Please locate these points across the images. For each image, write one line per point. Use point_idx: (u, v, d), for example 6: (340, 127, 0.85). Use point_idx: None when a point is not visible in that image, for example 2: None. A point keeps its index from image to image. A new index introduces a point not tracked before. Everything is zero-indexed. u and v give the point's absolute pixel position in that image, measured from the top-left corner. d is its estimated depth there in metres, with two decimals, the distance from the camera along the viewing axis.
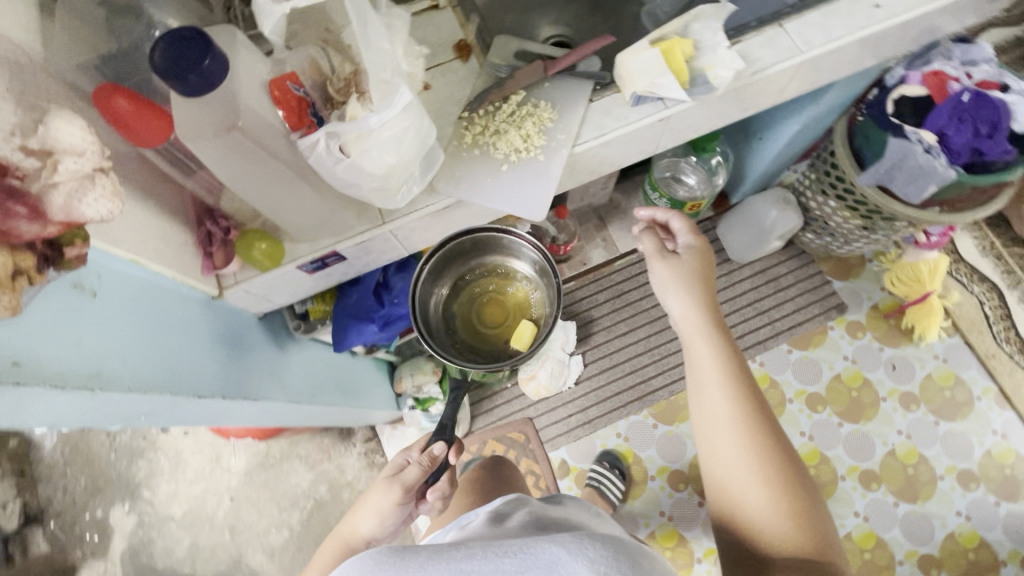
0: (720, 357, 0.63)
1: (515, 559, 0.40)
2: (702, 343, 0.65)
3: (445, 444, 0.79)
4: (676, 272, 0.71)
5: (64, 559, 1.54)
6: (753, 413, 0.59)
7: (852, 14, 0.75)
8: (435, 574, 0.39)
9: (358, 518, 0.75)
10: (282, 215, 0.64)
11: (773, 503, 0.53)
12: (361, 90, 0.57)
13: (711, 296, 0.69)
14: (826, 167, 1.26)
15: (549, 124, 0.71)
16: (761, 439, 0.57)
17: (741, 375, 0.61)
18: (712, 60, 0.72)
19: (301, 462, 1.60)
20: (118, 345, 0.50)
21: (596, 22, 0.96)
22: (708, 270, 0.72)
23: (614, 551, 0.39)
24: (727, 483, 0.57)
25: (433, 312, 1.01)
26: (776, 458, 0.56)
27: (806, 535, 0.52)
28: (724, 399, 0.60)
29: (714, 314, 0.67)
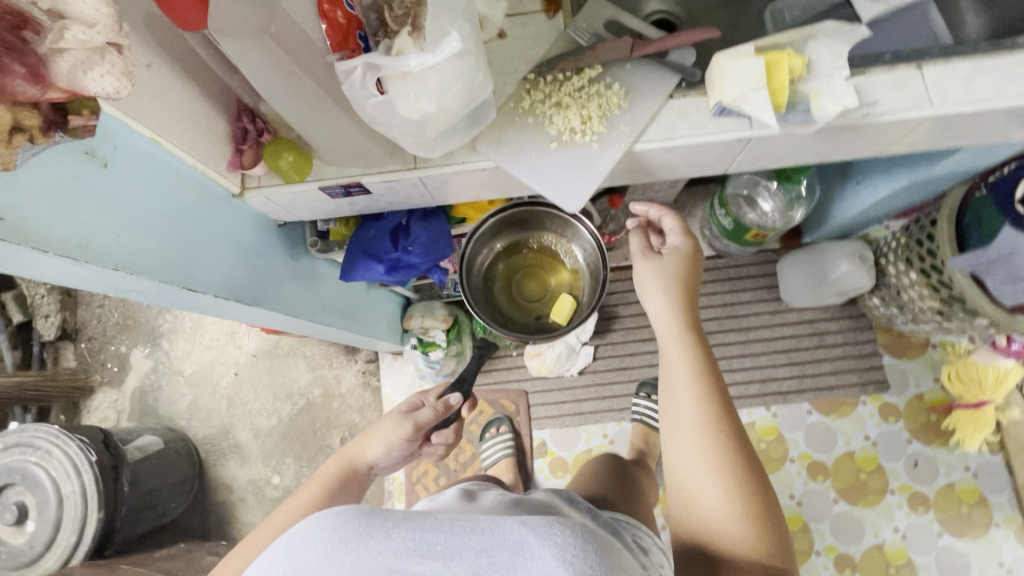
0: (692, 355, 0.61)
1: (481, 536, 0.39)
2: (674, 341, 0.63)
3: (461, 397, 0.84)
4: (658, 270, 0.70)
5: (86, 378, 1.71)
6: (720, 413, 0.57)
7: (1012, 75, 0.63)
8: (397, 543, 0.37)
9: (363, 443, 0.76)
10: (313, 133, 0.61)
11: (732, 508, 0.53)
12: (415, 23, 0.52)
13: (689, 291, 0.68)
14: (920, 234, 1.13)
15: (614, 111, 0.65)
16: (726, 439, 0.56)
17: (710, 374, 0.60)
18: (821, 87, 0.63)
19: (304, 361, 1.67)
20: (118, 222, 0.50)
21: (713, 9, 0.85)
22: (688, 263, 0.71)
23: (586, 542, 0.38)
24: (687, 488, 0.56)
25: (477, 270, 0.98)
26: (740, 461, 0.55)
27: (762, 535, 0.52)
28: (693, 400, 0.58)
29: (690, 312, 0.66)
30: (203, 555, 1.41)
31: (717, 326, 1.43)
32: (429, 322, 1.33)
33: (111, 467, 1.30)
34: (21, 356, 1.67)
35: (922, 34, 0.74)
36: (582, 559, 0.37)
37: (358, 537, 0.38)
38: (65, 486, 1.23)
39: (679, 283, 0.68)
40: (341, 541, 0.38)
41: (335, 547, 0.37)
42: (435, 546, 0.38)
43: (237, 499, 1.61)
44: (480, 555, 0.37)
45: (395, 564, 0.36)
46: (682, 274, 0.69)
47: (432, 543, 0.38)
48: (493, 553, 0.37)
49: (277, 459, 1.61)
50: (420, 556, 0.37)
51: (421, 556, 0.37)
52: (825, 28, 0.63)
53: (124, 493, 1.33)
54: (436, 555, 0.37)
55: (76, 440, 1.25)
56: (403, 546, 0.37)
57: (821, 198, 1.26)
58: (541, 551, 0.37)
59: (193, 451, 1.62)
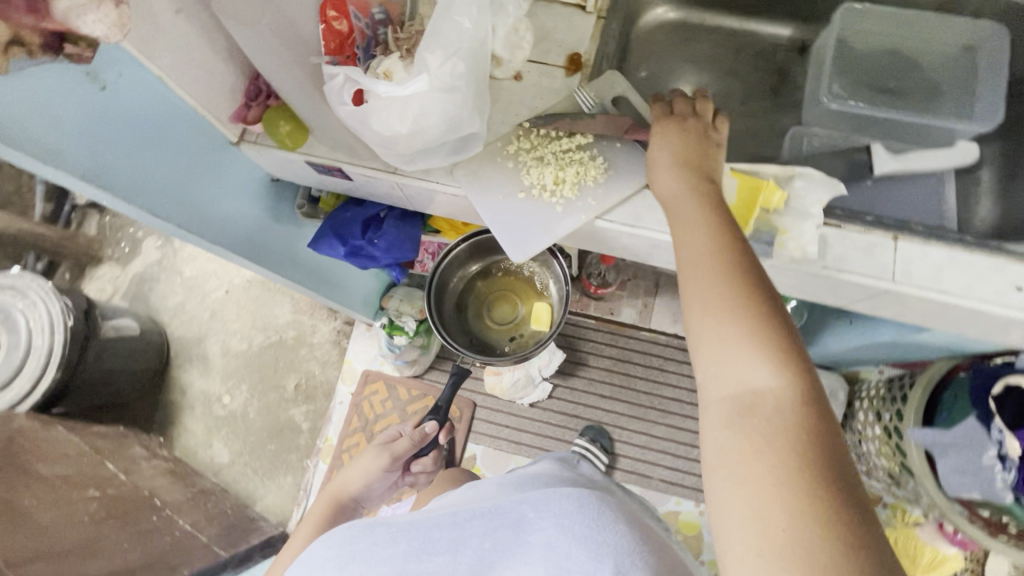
0: (706, 211, 0.50)
1: (483, 523, 0.48)
2: (684, 203, 0.51)
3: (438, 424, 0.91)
4: (666, 134, 0.58)
5: (98, 248, 1.82)
6: (737, 258, 0.45)
7: (983, 278, 0.62)
8: (403, 547, 0.47)
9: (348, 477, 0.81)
10: (308, 113, 0.66)
11: (752, 356, 0.40)
12: (409, 50, 0.58)
13: (704, 159, 0.56)
14: (897, 387, 1.10)
15: (589, 183, 0.68)
16: (744, 284, 0.43)
17: (726, 225, 0.48)
18: (790, 226, 0.63)
19: (290, 301, 1.73)
20: (98, 139, 0.56)
21: (742, 112, 0.86)
22: (708, 133, 0.59)
23: (584, 505, 0.46)
24: (699, 345, 0.43)
25: (449, 295, 1.00)
26: (764, 309, 0.42)
27: (798, 375, 0.40)
28: (703, 248, 0.46)
29: (699, 175, 0.54)
30: (135, 445, 1.49)
31: (676, 407, 1.41)
32: (405, 307, 1.32)
33: (82, 337, 1.38)
34: (51, 209, 1.79)
35: (925, 206, 0.74)
36: (579, 520, 0.44)
37: (364, 551, 0.48)
38: (36, 339, 1.32)
39: (694, 153, 0.56)
40: (349, 557, 0.48)
41: (344, 561, 0.48)
42: (439, 541, 0.47)
43: (186, 405, 1.69)
44: (483, 539, 0.46)
45: (406, 562, 0.46)
46: (693, 142, 0.57)
47: (436, 539, 0.48)
48: (494, 536, 0.46)
49: (234, 381, 1.69)
50: (430, 554, 0.46)
51: (429, 554, 0.46)
52: (807, 170, 0.64)
53: (86, 364, 1.41)
54: (441, 549, 0.47)
55: (60, 302, 1.34)
56: (409, 548, 0.47)
57: (812, 321, 1.25)
58: (539, 522, 0.45)
59: (163, 347, 1.71)
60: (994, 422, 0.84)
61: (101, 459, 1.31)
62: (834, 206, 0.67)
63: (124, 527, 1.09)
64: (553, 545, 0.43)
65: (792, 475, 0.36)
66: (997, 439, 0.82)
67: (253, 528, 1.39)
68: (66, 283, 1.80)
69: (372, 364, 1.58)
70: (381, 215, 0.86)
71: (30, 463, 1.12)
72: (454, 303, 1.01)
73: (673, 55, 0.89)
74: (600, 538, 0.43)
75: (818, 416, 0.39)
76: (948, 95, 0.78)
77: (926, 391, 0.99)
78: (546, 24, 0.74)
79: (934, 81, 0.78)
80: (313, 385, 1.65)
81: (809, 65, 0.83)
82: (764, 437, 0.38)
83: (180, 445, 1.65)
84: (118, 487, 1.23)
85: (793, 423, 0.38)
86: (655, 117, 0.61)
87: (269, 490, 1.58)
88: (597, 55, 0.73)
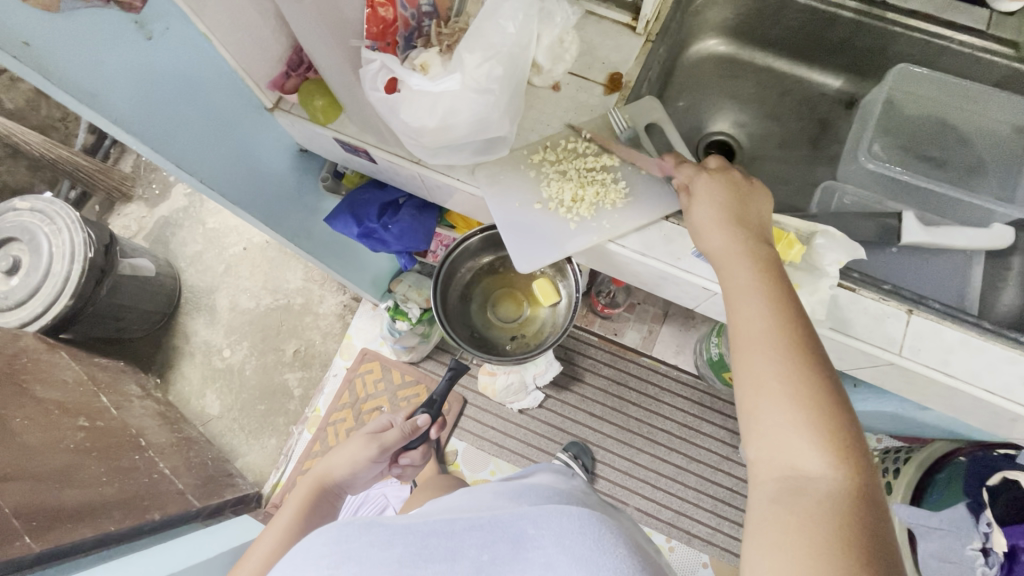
0: (759, 276, 0.50)
1: (481, 534, 0.44)
2: (734, 264, 0.51)
3: (429, 419, 0.88)
4: (703, 187, 0.57)
5: (130, 186, 1.86)
6: (790, 331, 0.45)
7: (992, 368, 0.60)
8: (397, 552, 0.42)
9: (332, 463, 0.78)
10: (342, 93, 0.66)
11: (805, 440, 0.41)
12: (448, 46, 0.59)
13: (749, 217, 0.56)
14: (897, 456, 1.09)
15: (607, 206, 0.67)
16: (799, 362, 0.44)
17: (779, 293, 0.48)
18: (804, 283, 0.62)
19: (303, 268, 1.75)
20: (135, 87, 0.57)
21: (777, 158, 0.85)
22: (752, 187, 0.58)
23: (588, 525, 0.44)
24: (749, 421, 0.44)
25: (455, 284, 0.96)
26: (817, 389, 0.42)
27: (849, 458, 0.40)
28: (760, 319, 0.47)
29: (749, 231, 0.54)
30: (131, 382, 1.52)
31: (664, 439, 1.39)
32: (412, 294, 1.32)
33: (99, 269, 1.41)
34: (92, 141, 1.84)
35: (947, 283, 0.72)
36: (582, 541, 0.42)
37: (357, 551, 0.43)
38: (55, 265, 1.36)
39: (738, 205, 0.56)
40: (343, 556, 0.43)
41: (335, 563, 0.42)
42: (435, 549, 0.43)
43: (187, 352, 1.72)
44: (482, 551, 0.43)
45: (400, 569, 0.41)
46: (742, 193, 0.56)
47: (434, 546, 0.43)
48: (494, 548, 0.43)
49: (236, 337, 1.72)
50: (424, 561, 0.42)
51: (424, 561, 0.42)
52: (830, 228, 0.62)
53: (99, 297, 1.44)
54: (437, 557, 0.42)
55: (84, 233, 1.37)
56: (405, 553, 0.42)
57: None
58: (540, 540, 0.42)
59: (175, 292, 1.74)
60: (983, 513, 0.81)
61: (96, 391, 1.34)
62: (852, 268, 0.66)
63: (105, 461, 1.12)
64: (554, 565, 0.40)
65: (840, 559, 0.35)
66: (983, 531, 0.79)
67: (229, 483, 1.42)
68: (94, 214, 1.85)
69: (371, 343, 1.58)
70: (399, 202, 0.87)
71: (28, 383, 1.15)
72: (459, 293, 0.97)
73: (717, 88, 0.88)
74: (606, 561, 0.40)
75: (872, 505, 0.39)
76: (990, 173, 0.76)
77: (919, 467, 1.01)
78: (593, 39, 0.74)
79: (979, 157, 0.76)
80: (311, 354, 1.67)
81: (854, 120, 0.82)
82: (812, 515, 0.38)
83: (174, 390, 1.69)
84: (107, 420, 1.26)
85: (846, 509, 0.38)
86: (690, 172, 0.61)
87: (252, 448, 1.61)
88: (639, 77, 0.72)
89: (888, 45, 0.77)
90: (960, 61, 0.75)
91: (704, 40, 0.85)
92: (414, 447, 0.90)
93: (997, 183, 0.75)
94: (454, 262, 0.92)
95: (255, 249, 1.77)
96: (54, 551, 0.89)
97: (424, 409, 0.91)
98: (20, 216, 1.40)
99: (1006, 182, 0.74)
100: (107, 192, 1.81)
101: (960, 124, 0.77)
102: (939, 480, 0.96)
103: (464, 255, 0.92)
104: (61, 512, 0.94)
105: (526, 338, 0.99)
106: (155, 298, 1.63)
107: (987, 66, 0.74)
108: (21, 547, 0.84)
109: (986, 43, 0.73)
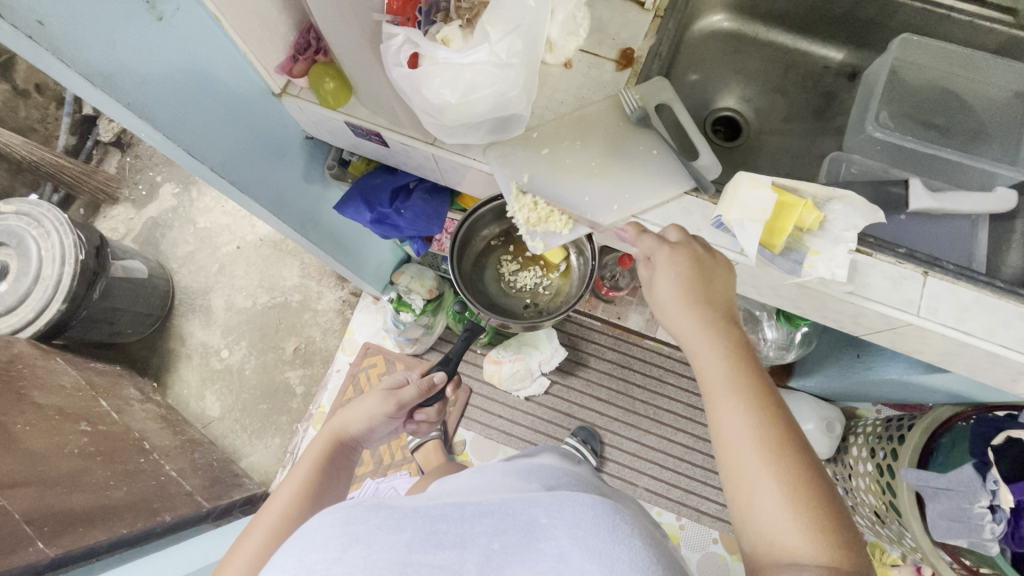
0: (730, 367, 0.51)
1: (492, 521, 0.42)
2: (709, 353, 0.52)
3: (446, 377, 0.84)
4: (667, 263, 0.57)
5: (115, 188, 1.80)
6: (767, 426, 0.48)
7: (1007, 324, 0.62)
8: (406, 536, 0.40)
9: (350, 416, 0.77)
10: (355, 75, 0.66)
11: (796, 530, 0.44)
12: (469, 19, 0.59)
13: (717, 291, 0.56)
14: (893, 423, 1.05)
15: (621, 182, 0.68)
16: (780, 457, 0.46)
17: (752, 383, 0.50)
18: (822, 248, 0.63)
19: (299, 265, 1.73)
20: (146, 69, 0.57)
21: (781, 132, 0.87)
22: (713, 260, 0.58)
23: (602, 515, 0.41)
24: (743, 511, 0.47)
25: (469, 251, 0.98)
26: (798, 476, 0.45)
27: (840, 547, 0.43)
28: (740, 418, 0.48)
29: (716, 312, 0.55)
30: (129, 386, 1.49)
31: (670, 419, 1.41)
32: (414, 285, 1.29)
33: (92, 272, 1.36)
34: (74, 143, 1.78)
35: (955, 246, 0.73)
36: (596, 531, 0.40)
37: (365, 533, 0.40)
38: (46, 269, 1.32)
39: (703, 281, 0.56)
40: (351, 539, 0.40)
41: (343, 547, 0.39)
42: (445, 534, 0.41)
43: (184, 354, 1.68)
44: (492, 540, 0.41)
45: (407, 555, 0.39)
46: (704, 270, 0.57)
47: (443, 531, 0.41)
48: (504, 537, 0.41)
49: (234, 337, 1.68)
50: (433, 547, 0.40)
51: (435, 547, 0.40)
52: (849, 194, 0.62)
53: (92, 300, 1.39)
54: (447, 544, 0.40)
55: (74, 235, 1.33)
56: (413, 538, 0.40)
57: (818, 352, 1.23)
58: (553, 530, 0.40)
59: (168, 294, 1.70)
60: (989, 472, 0.79)
61: (95, 395, 1.31)
62: (867, 234, 0.67)
63: (111, 465, 1.09)
64: (567, 557, 0.38)
65: None
66: (990, 490, 0.78)
67: (236, 483, 1.38)
68: (79, 217, 1.79)
69: (373, 337, 1.56)
70: (410, 186, 0.90)
71: (26, 390, 1.11)
72: (473, 261, 1.00)
73: (719, 63, 0.89)
74: (620, 554, 0.38)
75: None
76: (991, 139, 0.78)
77: (925, 434, 0.94)
78: (602, 15, 0.73)
79: (980, 124, 0.78)
80: (312, 351, 1.65)
81: (857, 91, 0.83)
82: None
83: (173, 393, 1.65)
84: (109, 425, 1.23)
85: None
86: (651, 243, 0.59)
87: (255, 449, 1.58)
88: (649, 53, 0.72)
89: (891, 16, 0.79)
90: (962, 29, 0.77)
91: (706, 16, 0.86)
92: (430, 403, 0.88)
93: (998, 149, 0.77)
94: (472, 232, 0.95)
95: (250, 248, 1.74)
96: (68, 556, 0.87)
97: (439, 368, 0.88)
98: (5, 219, 1.36)
99: (1007, 147, 0.76)
100: (92, 194, 1.76)
101: (961, 91, 0.79)
102: (943, 446, 0.93)
103: (482, 224, 0.94)
104: (70, 517, 0.91)
105: (538, 305, 1.02)
106: (150, 300, 1.59)
107: (986, 33, 0.76)
108: (35, 553, 0.82)
109: (987, 11, 0.75)
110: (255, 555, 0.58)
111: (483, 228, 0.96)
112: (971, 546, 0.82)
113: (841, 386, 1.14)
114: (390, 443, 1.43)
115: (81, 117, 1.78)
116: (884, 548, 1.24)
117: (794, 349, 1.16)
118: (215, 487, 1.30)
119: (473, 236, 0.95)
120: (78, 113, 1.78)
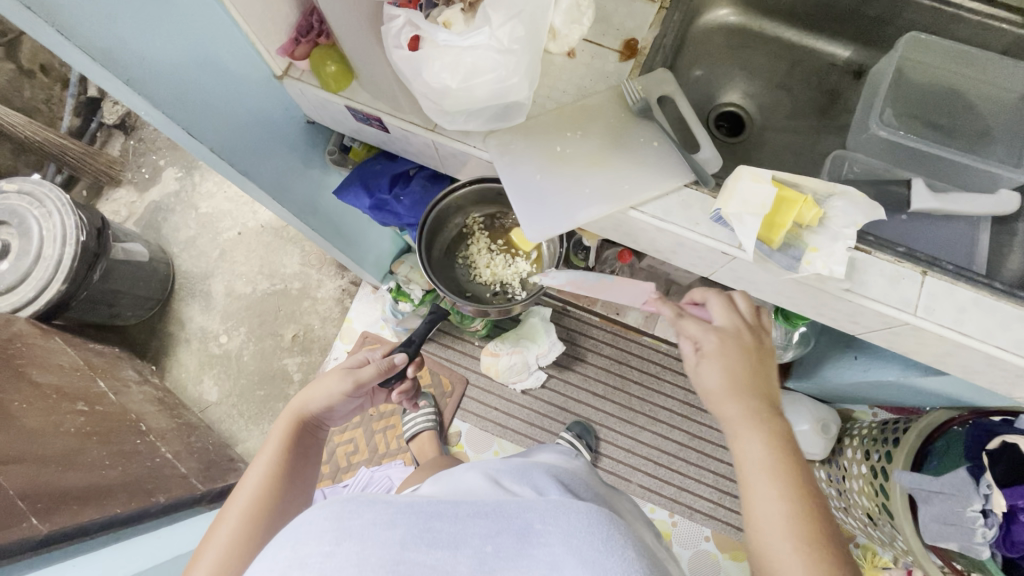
0: (770, 444, 0.54)
1: (487, 523, 0.42)
2: (751, 432, 0.55)
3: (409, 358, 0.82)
4: (716, 353, 0.62)
5: (119, 171, 1.80)
6: (799, 502, 0.50)
7: (1006, 326, 0.61)
8: (399, 533, 0.39)
9: (309, 394, 0.75)
10: (360, 60, 0.66)
11: None
12: (471, 2, 0.58)
13: (762, 381, 0.61)
14: (891, 424, 1.04)
15: (621, 173, 0.68)
16: (808, 532, 0.48)
17: (789, 464, 0.52)
18: (821, 243, 0.63)
19: (300, 252, 1.73)
20: (146, 50, 0.57)
21: (784, 129, 0.87)
22: (756, 350, 0.63)
23: (596, 524, 0.42)
24: None
25: (440, 236, 0.99)
26: (825, 553, 0.47)
27: None
28: (772, 500, 0.50)
29: (759, 399, 0.58)
30: (127, 367, 1.49)
31: (666, 416, 1.40)
32: (413, 275, 1.30)
33: (93, 253, 1.36)
34: (78, 124, 1.78)
35: (955, 246, 0.72)
36: (591, 542, 0.40)
37: (360, 527, 0.39)
38: (47, 248, 1.32)
39: (746, 369, 0.60)
40: (343, 533, 0.39)
41: (332, 544, 0.38)
42: (439, 533, 0.40)
43: (183, 338, 1.69)
44: (485, 541, 0.40)
45: (401, 553, 0.38)
46: (749, 357, 0.61)
47: (438, 530, 0.41)
48: (498, 539, 0.41)
49: (234, 322, 1.69)
50: (426, 545, 0.39)
51: (428, 545, 0.39)
52: (849, 190, 0.62)
53: (92, 281, 1.39)
54: (441, 544, 0.40)
55: (76, 216, 1.33)
56: (406, 535, 0.39)
57: (815, 351, 1.22)
58: (547, 537, 0.41)
59: (169, 278, 1.70)
60: (983, 475, 0.80)
61: (93, 376, 1.31)
62: (867, 232, 0.67)
63: (107, 445, 1.10)
64: (560, 567, 0.38)
65: None
66: (983, 494, 0.79)
67: (232, 468, 1.38)
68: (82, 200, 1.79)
69: (371, 326, 1.56)
70: (410, 173, 0.90)
71: (24, 368, 1.12)
72: (443, 248, 1.01)
73: (723, 58, 0.88)
74: (613, 564, 0.39)
75: None
76: (997, 140, 0.77)
77: (919, 436, 0.94)
78: (607, 5, 0.73)
79: (985, 125, 0.77)
80: (311, 338, 1.65)
81: (863, 89, 0.82)
82: None
83: (171, 376, 1.66)
84: (106, 405, 1.23)
85: None
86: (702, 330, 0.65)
87: (251, 434, 1.59)
88: (654, 44, 0.72)
89: (898, 14, 0.78)
90: (971, 28, 0.76)
91: (711, 10, 0.85)
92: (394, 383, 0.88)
93: (1004, 150, 0.76)
94: (440, 220, 0.95)
95: (252, 234, 1.74)
96: (62, 533, 0.88)
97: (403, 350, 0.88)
98: (8, 198, 1.36)
99: (1013, 147, 0.75)
100: (96, 176, 1.76)
101: (966, 91, 0.78)
102: (938, 449, 0.92)
103: (449, 212, 0.94)
104: (66, 494, 0.92)
105: (507, 294, 1.03)
106: (149, 283, 1.60)
107: (995, 32, 0.75)
108: (27, 529, 0.82)
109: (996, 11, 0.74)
110: (232, 544, 0.59)
111: (456, 215, 0.97)
112: (963, 551, 0.82)
113: (837, 387, 1.14)
114: (386, 433, 1.44)
115: (86, 98, 1.78)
116: (876, 551, 1.24)
117: (792, 349, 1.15)
118: (211, 470, 1.30)
119: (441, 223, 0.96)
120: (83, 94, 1.77)
